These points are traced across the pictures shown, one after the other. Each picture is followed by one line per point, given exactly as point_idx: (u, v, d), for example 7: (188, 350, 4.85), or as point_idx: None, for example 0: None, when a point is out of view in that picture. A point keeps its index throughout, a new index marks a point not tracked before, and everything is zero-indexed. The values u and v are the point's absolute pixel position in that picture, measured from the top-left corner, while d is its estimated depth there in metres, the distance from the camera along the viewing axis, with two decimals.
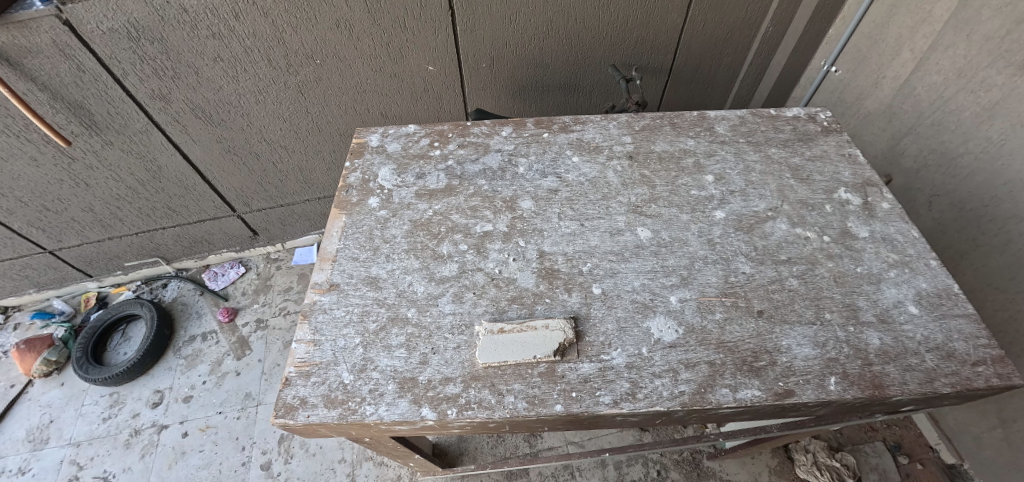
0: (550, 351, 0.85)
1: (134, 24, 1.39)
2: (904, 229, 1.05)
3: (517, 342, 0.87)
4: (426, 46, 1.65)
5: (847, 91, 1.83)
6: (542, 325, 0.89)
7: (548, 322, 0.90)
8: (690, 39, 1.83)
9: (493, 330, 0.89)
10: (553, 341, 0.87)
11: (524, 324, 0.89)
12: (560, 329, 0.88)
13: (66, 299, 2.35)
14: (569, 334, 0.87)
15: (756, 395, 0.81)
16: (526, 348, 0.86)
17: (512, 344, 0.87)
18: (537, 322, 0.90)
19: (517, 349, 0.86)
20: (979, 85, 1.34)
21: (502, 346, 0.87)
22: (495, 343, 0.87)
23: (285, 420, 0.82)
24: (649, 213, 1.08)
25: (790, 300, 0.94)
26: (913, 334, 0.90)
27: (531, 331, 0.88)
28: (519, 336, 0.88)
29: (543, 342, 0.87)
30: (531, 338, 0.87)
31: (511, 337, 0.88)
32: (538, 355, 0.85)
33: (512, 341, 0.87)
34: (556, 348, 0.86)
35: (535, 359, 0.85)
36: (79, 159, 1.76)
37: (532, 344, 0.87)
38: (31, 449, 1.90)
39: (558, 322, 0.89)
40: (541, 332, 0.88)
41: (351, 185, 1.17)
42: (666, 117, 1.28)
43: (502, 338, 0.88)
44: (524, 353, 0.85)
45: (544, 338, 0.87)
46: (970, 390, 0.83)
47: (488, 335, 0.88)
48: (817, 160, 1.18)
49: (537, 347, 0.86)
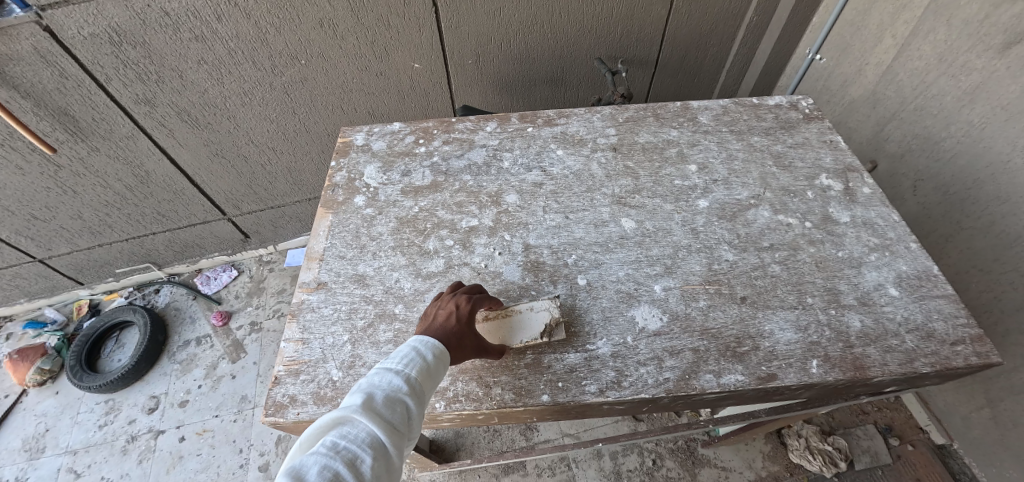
0: (535, 334, 0.86)
1: (115, 28, 1.38)
2: (884, 213, 1.07)
3: (504, 327, 0.87)
4: (411, 44, 1.65)
5: (831, 79, 1.85)
6: (525, 307, 0.90)
7: (533, 303, 0.90)
8: (675, 31, 1.84)
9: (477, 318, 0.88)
10: (537, 324, 0.87)
11: (509, 308, 0.90)
12: (544, 310, 0.89)
13: (58, 308, 2.34)
14: (553, 314, 0.88)
15: (740, 380, 0.83)
16: (515, 331, 0.86)
17: (499, 330, 0.87)
18: (521, 305, 0.90)
19: (506, 333, 0.86)
20: (959, 69, 1.35)
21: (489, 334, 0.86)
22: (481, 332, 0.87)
23: (276, 419, 0.83)
24: (633, 204, 1.09)
25: (772, 286, 0.95)
26: (893, 315, 0.91)
27: (516, 313, 0.89)
28: (505, 321, 0.88)
29: (529, 325, 0.87)
30: (519, 320, 0.88)
31: (496, 323, 0.88)
32: (527, 339, 0.86)
33: (501, 327, 0.87)
34: (541, 330, 0.86)
35: (525, 342, 0.86)
36: (65, 167, 1.75)
37: (520, 327, 0.87)
38: (27, 459, 1.90)
39: (542, 303, 0.90)
40: (524, 316, 0.88)
41: (337, 184, 1.17)
42: (650, 108, 1.29)
43: (488, 325, 0.88)
44: (514, 337, 0.86)
45: (528, 321, 0.88)
46: (949, 369, 0.85)
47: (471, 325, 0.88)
48: (798, 147, 1.20)
49: (523, 331, 0.86)
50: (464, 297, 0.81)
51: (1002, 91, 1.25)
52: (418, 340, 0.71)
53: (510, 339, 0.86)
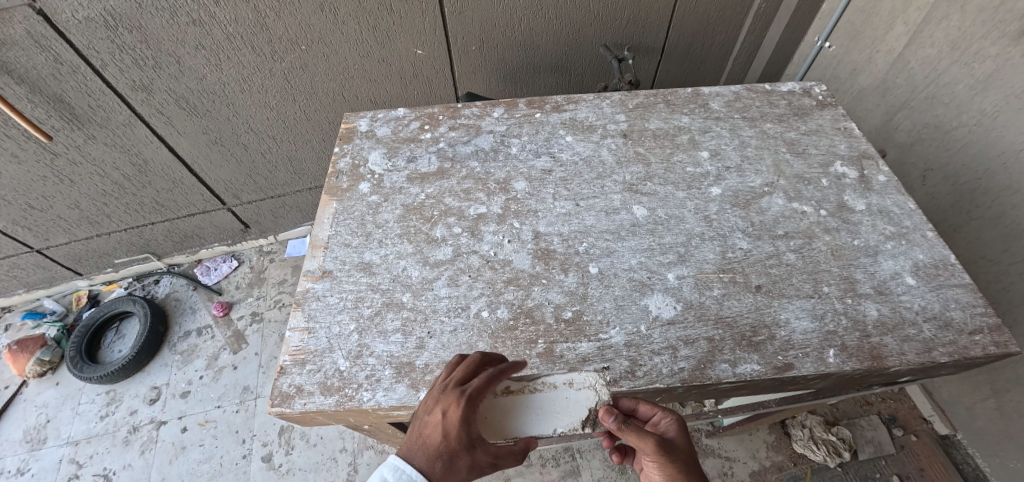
0: (578, 421, 0.73)
1: (110, 12, 1.34)
2: (900, 201, 1.05)
3: (529, 409, 0.74)
4: (414, 30, 1.61)
5: (841, 67, 1.82)
6: (564, 382, 0.77)
7: (571, 378, 0.78)
8: (683, 17, 1.81)
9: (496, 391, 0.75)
10: (580, 407, 0.74)
11: (538, 382, 0.77)
12: (588, 388, 0.77)
13: (56, 299, 2.32)
14: (602, 395, 0.76)
15: (755, 369, 0.81)
16: (544, 419, 0.73)
17: (522, 411, 0.73)
18: (556, 378, 0.78)
19: (532, 418, 0.73)
20: (972, 57, 1.33)
21: (507, 414, 0.73)
22: (500, 411, 0.73)
23: (282, 409, 0.81)
24: (644, 191, 1.07)
25: (787, 275, 0.93)
26: (910, 304, 0.90)
27: (548, 391, 0.76)
28: (532, 400, 0.75)
29: (567, 408, 0.74)
30: (550, 403, 0.75)
31: (519, 400, 0.75)
32: (560, 428, 0.72)
33: (525, 406, 0.74)
34: (584, 416, 0.74)
35: (554, 433, 0.72)
36: (62, 155, 1.71)
37: (550, 413, 0.74)
38: (28, 450, 1.89)
39: (584, 379, 0.78)
40: (562, 394, 0.76)
41: (341, 171, 1.15)
42: (660, 94, 1.26)
43: (508, 401, 0.74)
44: (542, 426, 0.72)
45: (568, 402, 0.75)
46: (967, 358, 0.84)
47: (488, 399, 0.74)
48: (812, 134, 1.17)
49: (557, 417, 0.73)
50: (453, 398, 0.64)
51: (1017, 79, 1.22)
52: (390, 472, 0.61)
53: (536, 429, 0.72)
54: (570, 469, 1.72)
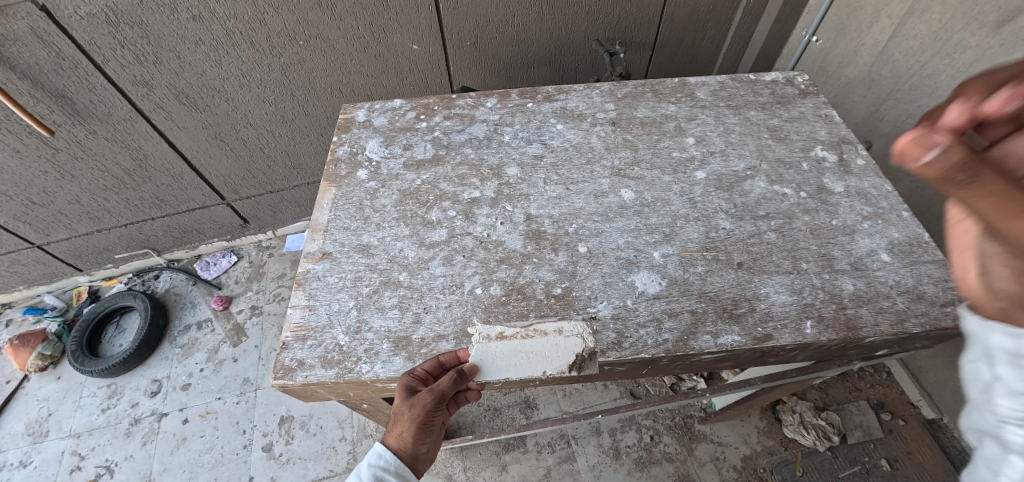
0: (565, 366, 0.84)
1: (112, 8, 1.38)
2: (878, 184, 1.09)
3: (521, 353, 0.85)
4: (410, 25, 1.65)
5: (828, 60, 1.86)
6: (553, 330, 0.87)
7: (562, 326, 0.87)
8: (673, 12, 1.85)
9: (489, 336, 0.86)
10: (568, 353, 0.84)
11: (530, 329, 0.87)
12: (576, 335, 0.86)
13: (57, 294, 2.34)
14: (588, 343, 0.85)
15: (736, 340, 0.85)
16: (534, 362, 0.84)
17: (513, 355, 0.85)
18: (548, 326, 0.87)
19: (522, 360, 0.85)
20: (953, 48, 1.37)
21: (499, 356, 0.85)
22: (491, 352, 0.85)
23: (284, 381, 0.85)
24: (632, 176, 1.11)
25: (768, 252, 0.97)
26: (885, 279, 0.94)
27: (539, 337, 0.86)
28: (524, 345, 0.86)
29: (556, 354, 0.84)
30: (540, 348, 0.85)
31: (512, 344, 0.86)
32: (548, 371, 0.83)
33: (517, 351, 0.85)
34: (571, 361, 0.84)
35: (543, 375, 0.83)
36: (63, 150, 1.74)
37: (540, 358, 0.84)
38: (31, 442, 1.91)
39: (573, 327, 0.87)
40: (553, 340, 0.86)
41: (340, 159, 1.18)
42: (648, 84, 1.30)
43: (500, 346, 0.85)
44: (531, 369, 0.84)
45: (557, 348, 0.85)
46: (938, 329, 0.88)
47: (481, 342, 0.85)
48: (794, 121, 1.21)
49: (546, 362, 0.84)
50: (410, 378, 0.81)
51: (996, 68, 1.27)
52: (378, 465, 0.81)
53: (526, 371, 0.84)
54: (565, 455, 1.76)
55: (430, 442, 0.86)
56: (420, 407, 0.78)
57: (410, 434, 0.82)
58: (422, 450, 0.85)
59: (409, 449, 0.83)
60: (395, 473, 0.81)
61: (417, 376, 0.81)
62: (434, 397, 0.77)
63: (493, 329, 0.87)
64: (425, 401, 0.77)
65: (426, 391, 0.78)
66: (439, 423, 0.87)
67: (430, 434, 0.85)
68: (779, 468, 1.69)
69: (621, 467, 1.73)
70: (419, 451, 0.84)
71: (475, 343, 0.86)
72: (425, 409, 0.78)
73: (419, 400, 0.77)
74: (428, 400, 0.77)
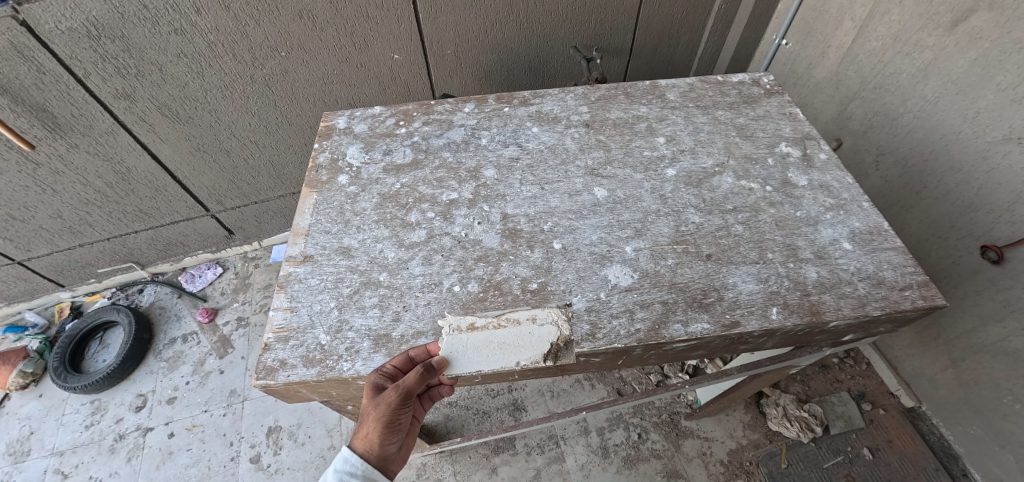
0: (539, 356, 0.86)
1: (93, 22, 1.39)
2: (839, 177, 1.14)
3: (494, 342, 0.88)
4: (391, 35, 1.68)
5: (797, 62, 1.94)
6: (526, 318, 0.90)
7: (534, 314, 0.91)
8: (648, 19, 1.92)
9: (459, 327, 0.89)
10: (543, 342, 0.87)
11: (502, 319, 0.90)
12: (551, 323, 0.89)
13: (39, 311, 2.31)
14: (563, 331, 0.88)
15: (705, 328, 0.88)
16: (507, 352, 0.87)
17: (485, 346, 0.87)
18: (521, 314, 0.91)
19: (495, 351, 0.87)
20: (912, 47, 1.44)
21: (469, 347, 0.87)
22: (461, 344, 0.87)
23: (266, 381, 0.86)
24: (605, 174, 1.15)
25: (735, 244, 1.01)
26: (847, 266, 0.98)
27: (511, 326, 0.89)
28: (495, 336, 0.88)
29: (531, 344, 0.87)
30: (515, 338, 0.88)
31: (482, 335, 0.88)
32: (523, 361, 0.86)
33: (490, 341, 0.88)
34: (546, 351, 0.87)
35: (518, 366, 0.85)
36: (44, 164, 1.73)
37: (513, 348, 0.87)
38: (11, 463, 1.86)
39: (547, 315, 0.91)
40: (526, 329, 0.89)
41: (320, 165, 1.21)
42: (621, 87, 1.35)
43: (471, 337, 0.88)
44: (505, 359, 0.86)
45: (531, 336, 0.88)
46: (898, 312, 0.92)
47: (452, 334, 0.88)
48: (760, 119, 1.27)
49: (520, 352, 0.86)
50: (375, 376, 0.83)
51: (952, 66, 1.33)
52: (345, 470, 0.83)
53: (500, 361, 0.86)
54: (554, 456, 1.77)
55: (398, 442, 0.88)
56: (387, 404, 0.80)
57: (377, 435, 0.84)
58: (390, 450, 0.88)
59: (376, 451, 0.85)
60: (361, 476, 0.83)
61: (385, 373, 0.83)
62: (401, 394, 0.79)
63: (463, 321, 0.90)
64: (392, 398, 0.79)
65: (391, 388, 0.80)
66: (407, 421, 0.89)
67: (398, 434, 0.87)
68: (764, 461, 1.71)
69: (610, 466, 1.74)
70: (386, 452, 0.87)
71: (446, 336, 0.88)
72: (391, 407, 0.80)
73: (385, 398, 0.79)
74: (394, 398, 0.79)
